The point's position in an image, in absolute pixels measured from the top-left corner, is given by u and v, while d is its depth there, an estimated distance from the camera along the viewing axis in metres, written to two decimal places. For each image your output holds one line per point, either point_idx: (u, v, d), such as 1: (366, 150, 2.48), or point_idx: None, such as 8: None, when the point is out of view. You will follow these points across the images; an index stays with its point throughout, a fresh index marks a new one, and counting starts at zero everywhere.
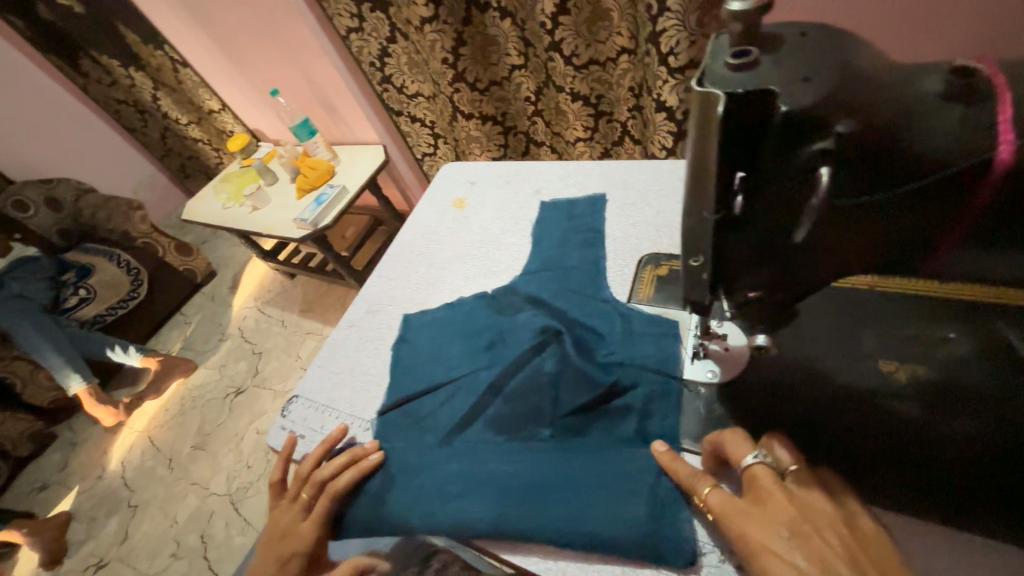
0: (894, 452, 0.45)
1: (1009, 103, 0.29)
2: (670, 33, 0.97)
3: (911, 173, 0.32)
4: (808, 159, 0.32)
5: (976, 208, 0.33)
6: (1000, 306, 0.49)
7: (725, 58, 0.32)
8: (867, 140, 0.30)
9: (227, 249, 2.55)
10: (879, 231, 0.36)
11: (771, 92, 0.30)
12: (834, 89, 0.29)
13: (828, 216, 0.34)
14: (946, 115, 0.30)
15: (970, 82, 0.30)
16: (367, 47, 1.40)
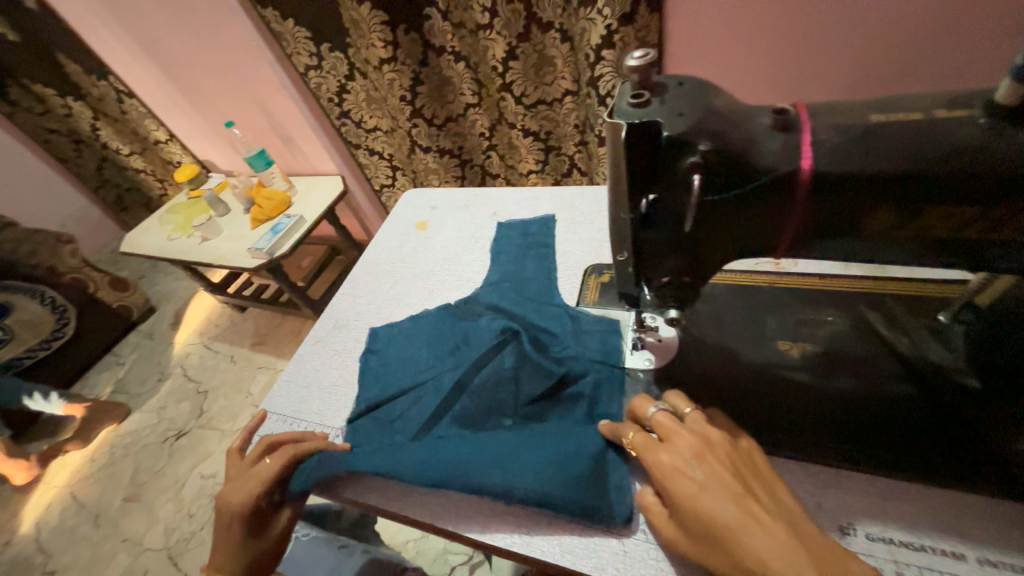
0: (790, 410, 0.52)
1: (808, 136, 0.39)
2: (606, 79, 1.13)
3: (752, 178, 0.40)
4: (686, 169, 0.40)
5: (802, 207, 0.41)
6: (869, 295, 0.59)
7: (627, 99, 0.41)
8: (725, 156, 0.39)
9: (168, 285, 2.56)
10: (739, 225, 0.44)
11: (657, 123, 0.38)
12: (699, 121, 0.38)
13: (701, 212, 0.42)
14: (773, 140, 0.40)
15: (785, 118, 0.40)
16: (326, 84, 1.47)
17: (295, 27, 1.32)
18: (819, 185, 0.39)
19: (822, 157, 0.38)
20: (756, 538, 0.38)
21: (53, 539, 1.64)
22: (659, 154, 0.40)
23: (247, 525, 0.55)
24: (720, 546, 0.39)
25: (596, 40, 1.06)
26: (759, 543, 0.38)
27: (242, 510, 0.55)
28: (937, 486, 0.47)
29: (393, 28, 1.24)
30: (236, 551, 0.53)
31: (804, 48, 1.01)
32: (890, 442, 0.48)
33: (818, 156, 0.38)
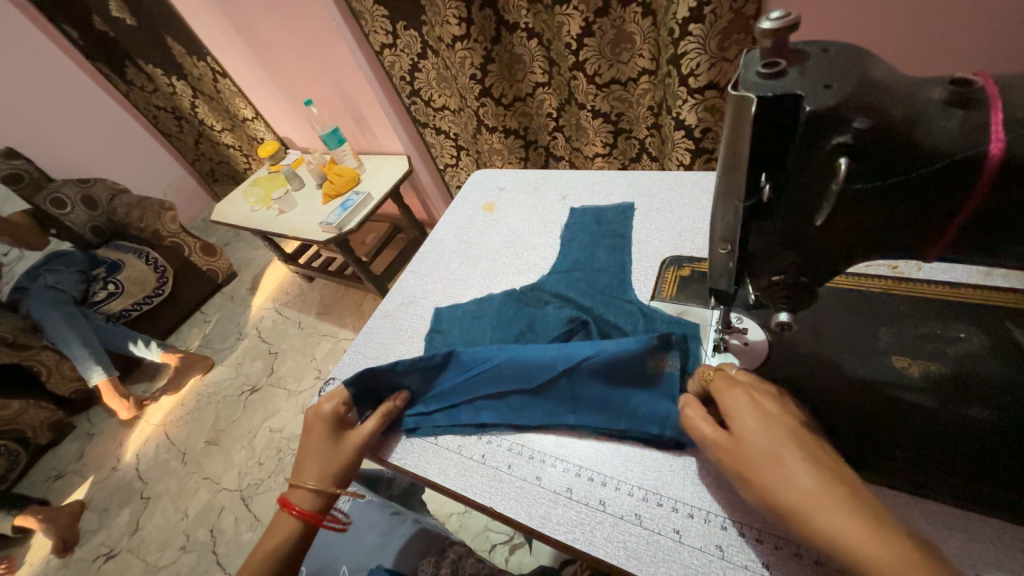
0: (905, 434, 0.46)
1: (1000, 110, 0.32)
2: (691, 57, 1.03)
3: (914, 164, 0.34)
4: (830, 151, 0.35)
5: (972, 200, 0.35)
6: (1011, 309, 0.50)
7: (756, 69, 0.36)
8: (882, 135, 0.33)
9: (248, 253, 2.79)
10: (883, 217, 0.38)
11: (797, 95, 0.33)
12: (853, 93, 0.33)
13: (839, 201, 0.37)
14: (947, 118, 0.33)
15: (968, 92, 0.33)
16: (399, 63, 1.49)
17: (373, 6, 1.34)
18: (1004, 173, 0.32)
19: (1019, 134, 0.31)
20: (794, 475, 0.37)
21: (149, 470, 1.87)
22: (794, 133, 0.35)
23: (329, 430, 0.62)
24: (771, 481, 0.38)
25: (681, 15, 0.98)
26: (796, 477, 0.36)
27: (329, 412, 0.63)
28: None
29: (468, 6, 1.22)
30: (317, 451, 0.59)
31: (933, 19, 0.88)
32: None
33: (1013, 136, 0.31)
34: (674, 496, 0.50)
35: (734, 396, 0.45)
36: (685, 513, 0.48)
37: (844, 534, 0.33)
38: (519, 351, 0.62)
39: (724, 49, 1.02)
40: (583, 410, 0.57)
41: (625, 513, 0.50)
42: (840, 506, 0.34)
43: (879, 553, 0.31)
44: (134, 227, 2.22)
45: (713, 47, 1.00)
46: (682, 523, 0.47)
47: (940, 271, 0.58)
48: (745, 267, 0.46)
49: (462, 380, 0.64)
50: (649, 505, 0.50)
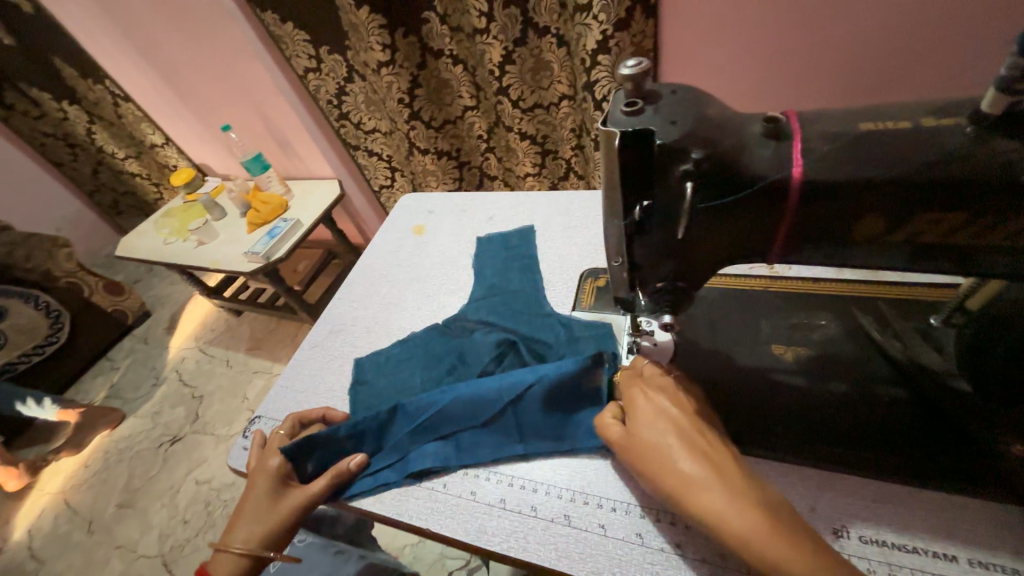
0: (782, 411, 0.53)
1: (797, 143, 0.39)
2: (603, 83, 1.14)
3: (744, 185, 0.41)
4: (679, 177, 0.40)
5: (790, 211, 0.42)
6: (861, 296, 0.60)
7: (620, 107, 0.41)
8: (720, 164, 0.40)
9: (164, 289, 2.56)
10: (734, 226, 0.44)
11: (649, 131, 0.39)
12: (692, 129, 0.39)
13: (697, 216, 0.43)
14: (765, 148, 0.40)
15: (777, 125, 0.40)
16: (326, 87, 1.47)
17: (293, 29, 1.31)
18: (812, 188, 0.39)
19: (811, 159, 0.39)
20: (677, 459, 0.42)
21: (46, 547, 1.62)
22: (651, 162, 0.41)
23: (272, 488, 0.58)
24: (657, 467, 0.42)
25: (590, 45, 1.07)
26: (678, 463, 0.41)
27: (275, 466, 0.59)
28: (938, 490, 0.46)
29: (392, 31, 1.24)
30: (254, 513, 0.56)
31: (797, 54, 1.03)
32: (878, 439, 0.49)
33: (807, 162, 0.39)
34: (599, 493, 0.53)
35: (635, 396, 0.49)
36: (609, 507, 0.52)
37: (713, 505, 0.38)
38: (464, 388, 0.61)
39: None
40: (531, 437, 0.58)
41: (556, 515, 0.52)
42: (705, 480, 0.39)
43: (741, 525, 0.36)
44: (18, 270, 1.90)
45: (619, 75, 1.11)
46: (607, 517, 0.51)
47: (808, 268, 0.69)
48: (641, 275, 0.50)
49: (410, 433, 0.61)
50: (577, 504, 0.53)
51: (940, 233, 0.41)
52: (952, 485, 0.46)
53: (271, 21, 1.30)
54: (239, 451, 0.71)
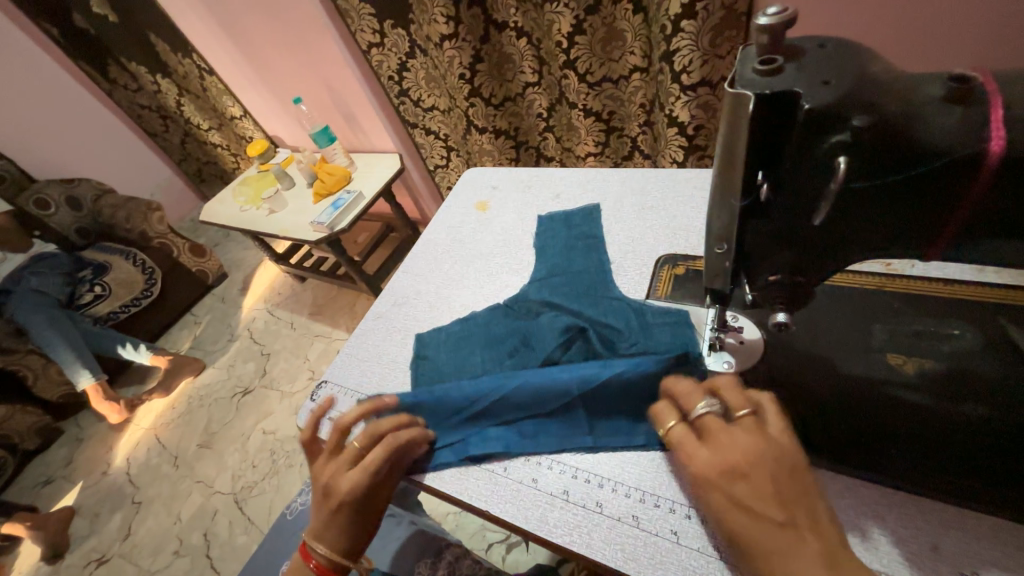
0: (896, 431, 0.46)
1: (999, 105, 0.31)
2: (683, 53, 1.03)
3: (912, 160, 0.34)
4: (830, 149, 0.34)
5: (973, 195, 0.34)
6: (1005, 305, 0.50)
7: (753, 66, 0.35)
8: (881, 134, 0.33)
9: (239, 253, 2.75)
10: (883, 207, 0.37)
11: (794, 92, 0.33)
12: (850, 91, 0.32)
13: (841, 195, 0.36)
14: (947, 113, 0.32)
15: (967, 86, 0.32)
16: (388, 62, 1.46)
17: (360, 4, 1.32)
18: (1005, 167, 0.32)
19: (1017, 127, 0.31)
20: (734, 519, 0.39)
21: (140, 475, 1.84)
22: (790, 131, 0.35)
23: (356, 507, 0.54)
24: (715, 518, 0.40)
25: (675, 9, 0.97)
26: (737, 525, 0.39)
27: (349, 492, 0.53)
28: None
29: (457, 3, 1.20)
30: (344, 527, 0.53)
31: (926, 14, 0.88)
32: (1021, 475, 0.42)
33: (1013, 133, 0.31)
34: (670, 496, 0.49)
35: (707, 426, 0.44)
36: (683, 514, 0.48)
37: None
38: (530, 377, 0.58)
39: (716, 45, 1.03)
40: (601, 429, 0.55)
41: (623, 515, 0.49)
42: (775, 518, 0.37)
43: None
44: (121, 229, 2.17)
45: (706, 42, 1.00)
46: (681, 525, 0.47)
47: (934, 267, 0.59)
48: (746, 263, 0.44)
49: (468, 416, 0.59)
50: (646, 506, 0.49)
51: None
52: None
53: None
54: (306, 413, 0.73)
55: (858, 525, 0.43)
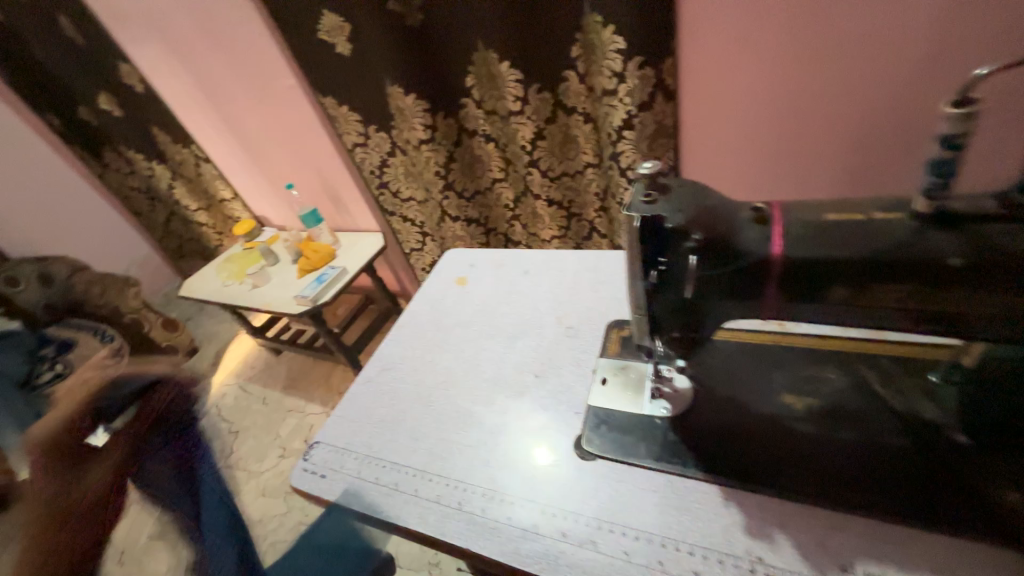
0: (792, 454, 0.58)
1: (773, 233, 0.47)
2: (626, 153, 1.31)
3: (733, 260, 0.49)
4: (684, 252, 0.49)
5: (774, 275, 0.48)
6: (870, 355, 0.65)
7: (639, 197, 0.50)
8: (720, 245, 0.48)
9: (213, 327, 2.77)
10: (729, 289, 0.51)
11: (660, 217, 0.48)
12: (695, 215, 0.48)
13: (698, 281, 0.51)
14: (750, 231, 0.48)
15: (759, 216, 0.48)
16: (371, 159, 1.69)
17: (349, 111, 1.57)
18: (794, 264, 0.47)
19: (798, 244, 0.47)
20: None
21: None
22: (658, 241, 0.50)
23: None
24: None
25: (619, 120, 1.26)
26: None
27: None
28: (951, 535, 0.49)
29: (434, 113, 1.49)
30: None
31: (799, 130, 1.17)
32: (890, 483, 0.53)
33: (788, 244, 0.46)
34: (622, 522, 0.59)
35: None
36: (632, 536, 0.57)
37: None
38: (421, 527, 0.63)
39: (652, 149, 1.30)
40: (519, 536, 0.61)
41: (583, 541, 0.58)
42: None
43: None
44: (91, 305, 2.20)
45: (642, 146, 1.27)
46: (630, 545, 0.56)
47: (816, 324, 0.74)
48: (657, 325, 0.57)
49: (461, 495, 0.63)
50: (603, 531, 0.58)
51: (932, 303, 0.46)
52: (959, 528, 0.49)
53: (330, 104, 1.57)
54: (299, 473, 0.78)
55: (764, 532, 0.53)
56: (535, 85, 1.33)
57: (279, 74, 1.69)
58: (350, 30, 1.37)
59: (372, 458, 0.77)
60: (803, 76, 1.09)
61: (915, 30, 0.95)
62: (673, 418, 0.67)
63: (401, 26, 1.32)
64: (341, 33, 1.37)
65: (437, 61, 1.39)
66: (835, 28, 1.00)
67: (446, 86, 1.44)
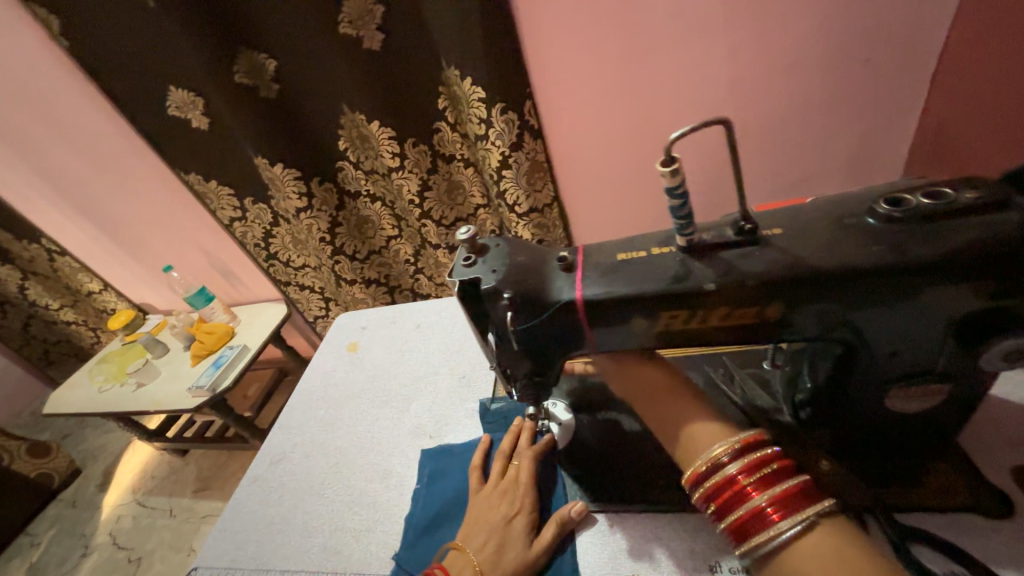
0: (660, 465, 0.62)
1: (584, 271, 0.47)
2: (511, 191, 1.30)
3: (550, 309, 0.47)
4: (502, 309, 0.47)
5: (586, 319, 0.47)
6: (716, 353, 0.71)
7: (459, 259, 0.50)
8: (530, 298, 0.47)
9: (98, 439, 2.38)
10: (555, 336, 0.49)
11: (475, 279, 0.48)
12: (508, 275, 0.47)
13: (523, 334, 0.49)
14: (560, 278, 0.47)
15: (568, 262, 0.48)
16: (252, 233, 1.58)
17: (217, 186, 1.46)
18: (593, 309, 0.46)
19: (591, 287, 0.46)
20: None
21: None
22: (478, 300, 0.49)
23: None
24: None
25: (495, 162, 1.26)
26: None
27: None
28: None
29: (309, 181, 1.41)
30: None
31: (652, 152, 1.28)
32: None
33: (589, 287, 0.46)
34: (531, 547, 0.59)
35: None
36: None
37: None
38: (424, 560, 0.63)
39: (533, 183, 1.31)
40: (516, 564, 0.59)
41: None
42: None
43: None
44: None
45: (524, 182, 1.28)
46: None
47: None
48: (508, 375, 0.55)
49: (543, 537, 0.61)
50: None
51: (749, 331, 0.46)
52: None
53: (194, 179, 1.43)
54: None
55: (645, 551, 0.56)
56: (410, 139, 1.34)
57: (135, 153, 1.56)
58: (204, 104, 1.29)
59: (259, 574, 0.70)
60: (645, 106, 1.20)
61: (721, 62, 1.11)
62: (562, 452, 0.68)
63: (257, 99, 1.25)
64: (196, 107, 1.28)
65: (303, 129, 1.34)
66: (661, 65, 1.13)
67: (316, 151, 1.40)
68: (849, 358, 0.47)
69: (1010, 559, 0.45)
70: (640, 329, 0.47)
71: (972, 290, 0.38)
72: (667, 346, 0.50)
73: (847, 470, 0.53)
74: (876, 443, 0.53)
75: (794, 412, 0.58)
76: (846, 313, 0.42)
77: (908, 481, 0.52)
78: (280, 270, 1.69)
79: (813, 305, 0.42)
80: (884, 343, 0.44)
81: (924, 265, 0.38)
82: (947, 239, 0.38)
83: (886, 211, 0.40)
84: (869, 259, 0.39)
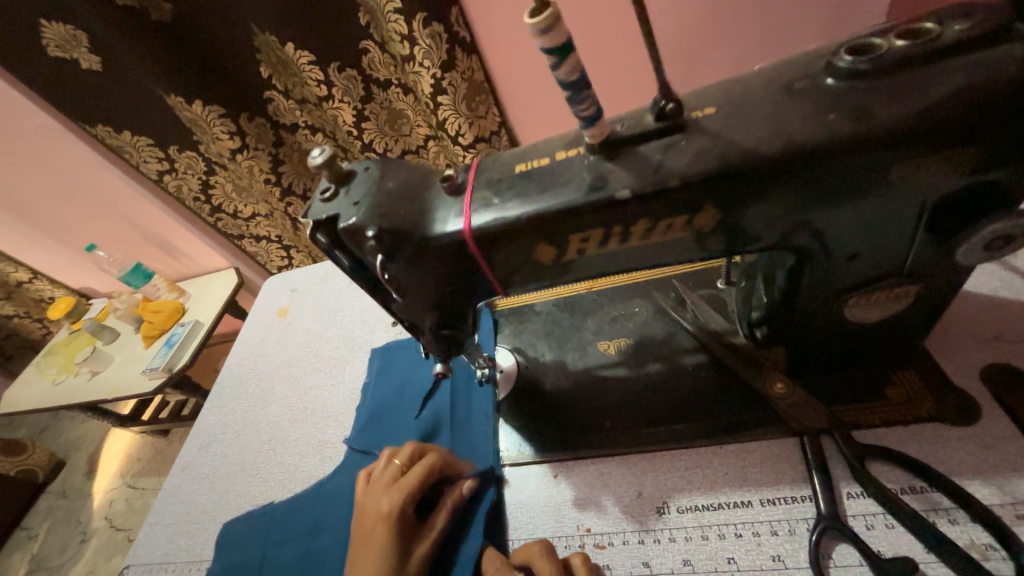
0: (607, 406, 0.55)
1: (472, 185, 0.38)
2: (451, 121, 1.01)
3: (430, 234, 0.37)
4: (371, 252, 0.38)
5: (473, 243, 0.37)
6: (671, 275, 0.62)
7: (318, 195, 0.40)
8: (398, 231, 0.37)
9: (74, 428, 2.06)
10: (450, 268, 0.39)
11: (334, 218, 0.38)
12: (381, 211, 0.37)
13: (398, 279, 0.40)
14: (446, 205, 0.38)
15: (454, 182, 0.38)
16: (187, 185, 1.12)
17: (135, 136, 1.00)
18: (483, 240, 0.37)
19: (479, 215, 0.36)
20: None
21: None
22: (340, 241, 0.39)
23: None
24: None
25: (427, 88, 0.95)
26: None
27: None
28: (746, 435, 0.49)
29: (235, 117, 1.01)
30: None
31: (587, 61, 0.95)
32: (693, 405, 0.52)
33: (478, 207, 0.36)
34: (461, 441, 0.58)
35: None
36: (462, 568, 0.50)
37: None
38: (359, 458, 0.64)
39: (475, 108, 1.02)
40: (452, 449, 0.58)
41: None
42: None
43: None
44: None
45: (465, 109, 0.99)
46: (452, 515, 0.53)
47: None
48: (414, 327, 0.46)
49: (454, 435, 0.59)
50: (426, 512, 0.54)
51: (690, 243, 0.37)
52: (750, 432, 0.49)
53: (103, 132, 0.98)
54: None
55: (591, 500, 0.51)
56: (334, 63, 0.94)
57: (15, 114, 1.26)
58: (92, 40, 0.87)
59: (192, 567, 0.65)
60: None
61: None
62: (505, 402, 0.60)
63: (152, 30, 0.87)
64: (81, 44, 0.87)
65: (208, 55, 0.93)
66: None
67: (233, 73, 0.97)
68: (801, 268, 0.39)
69: (974, 467, 0.41)
70: (550, 257, 0.38)
71: (958, 161, 0.30)
72: (589, 275, 0.41)
73: (801, 391, 0.48)
74: (834, 357, 0.47)
75: (749, 332, 0.52)
76: (799, 213, 0.33)
77: (870, 393, 0.47)
78: (230, 226, 1.24)
79: (756, 203, 0.33)
80: (848, 242, 0.36)
81: (890, 133, 0.29)
82: (924, 95, 0.28)
83: (849, 64, 0.30)
84: (822, 132, 0.30)
